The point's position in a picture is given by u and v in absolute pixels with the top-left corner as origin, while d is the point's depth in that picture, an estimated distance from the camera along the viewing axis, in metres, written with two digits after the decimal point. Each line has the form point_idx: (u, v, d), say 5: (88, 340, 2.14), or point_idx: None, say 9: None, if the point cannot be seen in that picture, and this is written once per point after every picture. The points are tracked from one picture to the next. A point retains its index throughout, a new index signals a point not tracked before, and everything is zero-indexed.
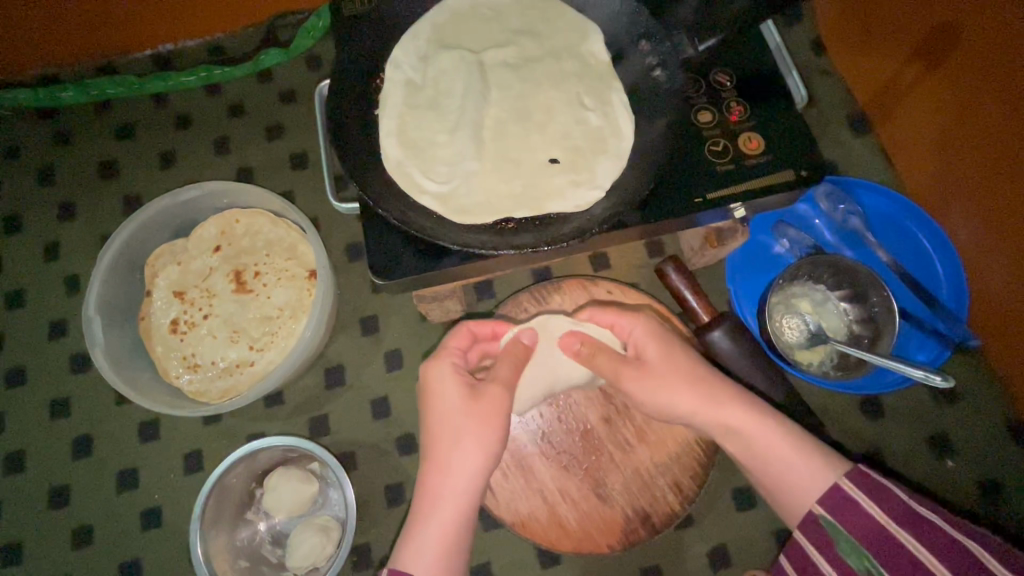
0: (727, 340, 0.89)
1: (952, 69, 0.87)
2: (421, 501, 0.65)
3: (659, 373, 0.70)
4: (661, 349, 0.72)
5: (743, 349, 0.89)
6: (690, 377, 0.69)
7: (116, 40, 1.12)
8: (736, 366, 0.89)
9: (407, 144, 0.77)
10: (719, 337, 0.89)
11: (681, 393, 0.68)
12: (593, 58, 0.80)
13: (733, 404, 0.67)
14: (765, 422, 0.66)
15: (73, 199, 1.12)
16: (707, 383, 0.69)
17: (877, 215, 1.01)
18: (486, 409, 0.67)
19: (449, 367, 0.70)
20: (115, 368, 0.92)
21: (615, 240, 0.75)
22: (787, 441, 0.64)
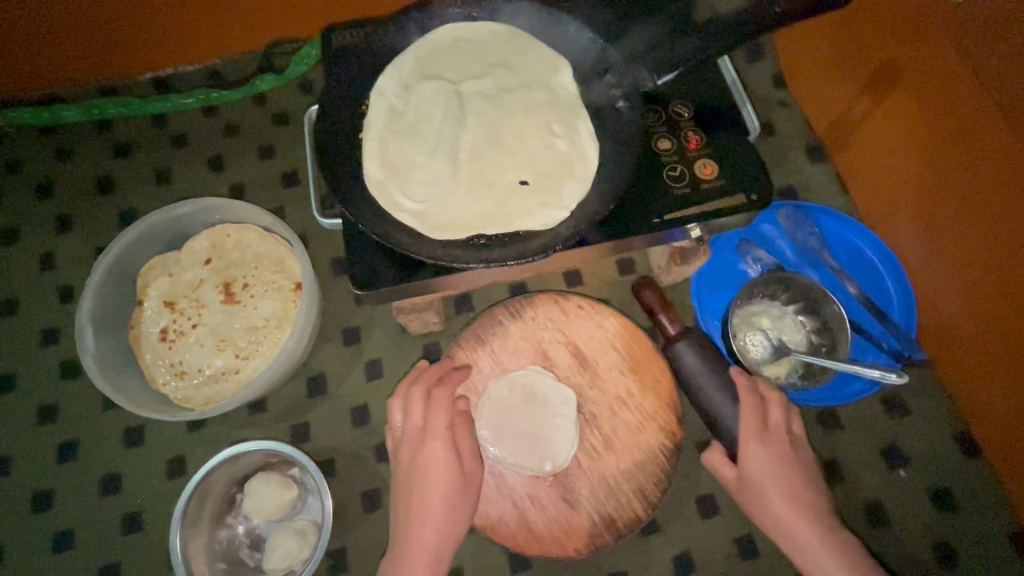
0: (688, 353, 0.92)
1: (896, 102, 0.95)
2: (410, 556, 0.78)
3: (764, 487, 0.81)
4: (778, 464, 0.82)
5: (706, 361, 0.91)
6: (783, 491, 0.80)
7: (120, 64, 1.19)
8: (699, 376, 0.91)
9: (388, 165, 0.83)
10: (682, 350, 0.92)
11: (782, 505, 0.80)
12: (562, 89, 0.87)
13: (804, 523, 0.79)
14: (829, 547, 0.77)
15: (71, 213, 1.16)
16: (803, 496, 0.81)
17: (835, 237, 1.08)
18: (468, 486, 0.82)
19: (440, 445, 0.82)
20: (104, 373, 0.96)
21: (579, 257, 0.81)
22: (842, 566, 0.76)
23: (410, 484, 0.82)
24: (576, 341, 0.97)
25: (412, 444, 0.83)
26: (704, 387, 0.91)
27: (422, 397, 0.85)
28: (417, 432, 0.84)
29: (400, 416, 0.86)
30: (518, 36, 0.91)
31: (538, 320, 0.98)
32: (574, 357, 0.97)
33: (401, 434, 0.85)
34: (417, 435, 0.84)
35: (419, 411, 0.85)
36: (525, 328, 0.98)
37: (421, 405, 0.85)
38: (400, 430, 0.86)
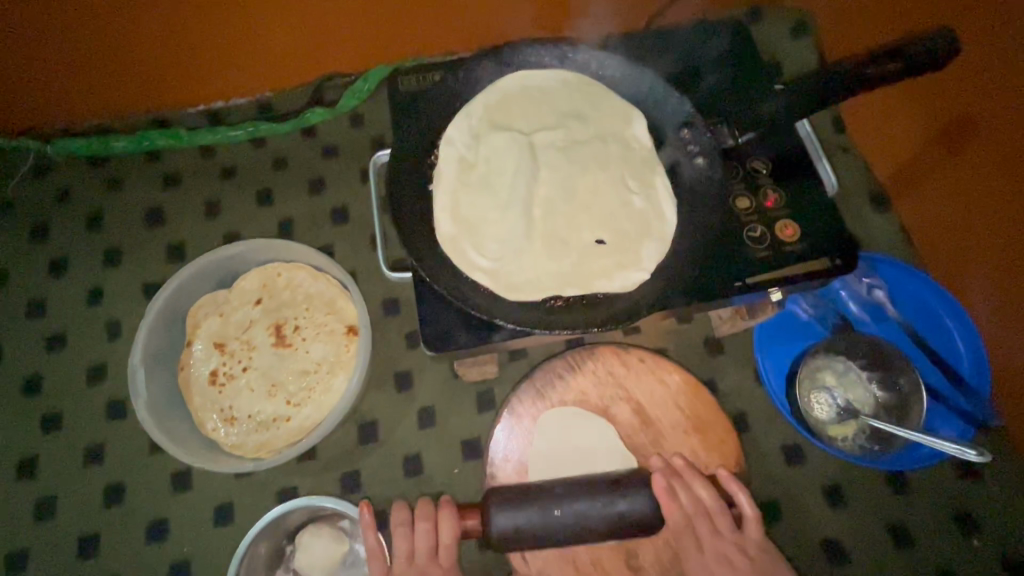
0: (510, 517, 0.77)
1: (967, 159, 0.92)
2: None
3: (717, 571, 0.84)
4: (705, 545, 0.84)
5: (524, 510, 0.78)
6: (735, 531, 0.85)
7: (170, 95, 1.17)
8: (543, 516, 0.78)
9: (460, 219, 0.81)
10: (501, 518, 0.78)
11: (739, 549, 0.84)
12: (637, 142, 0.85)
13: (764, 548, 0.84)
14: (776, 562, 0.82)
15: (119, 246, 1.15)
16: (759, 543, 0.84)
17: (901, 290, 1.04)
18: None
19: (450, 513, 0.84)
20: (156, 419, 0.94)
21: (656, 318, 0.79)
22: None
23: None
24: (637, 396, 0.95)
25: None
26: (568, 509, 0.78)
27: (425, 538, 0.86)
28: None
29: (403, 551, 0.86)
30: (591, 86, 0.88)
31: (598, 373, 0.96)
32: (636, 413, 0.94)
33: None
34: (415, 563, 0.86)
35: (423, 539, 0.86)
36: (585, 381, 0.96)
37: (427, 541, 0.86)
38: (406, 569, 0.86)
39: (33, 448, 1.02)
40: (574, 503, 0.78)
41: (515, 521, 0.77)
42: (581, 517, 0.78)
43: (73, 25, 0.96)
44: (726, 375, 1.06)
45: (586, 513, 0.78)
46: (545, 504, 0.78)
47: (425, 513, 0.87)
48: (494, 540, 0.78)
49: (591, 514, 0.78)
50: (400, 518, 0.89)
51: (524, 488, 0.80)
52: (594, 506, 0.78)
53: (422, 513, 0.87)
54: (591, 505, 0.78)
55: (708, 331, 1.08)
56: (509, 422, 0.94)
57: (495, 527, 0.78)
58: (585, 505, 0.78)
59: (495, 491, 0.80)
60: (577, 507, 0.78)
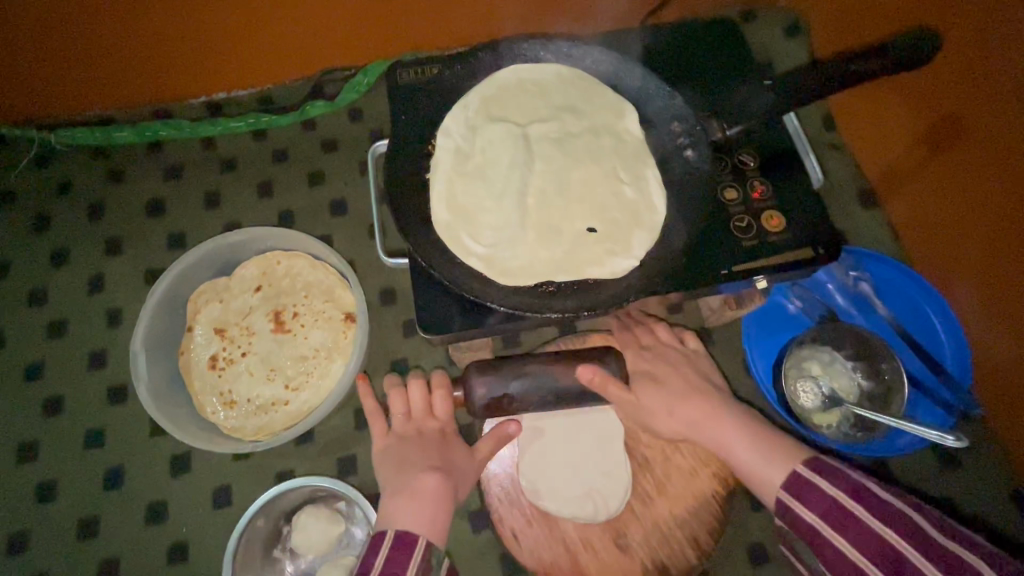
0: (486, 384, 0.86)
1: (954, 156, 0.95)
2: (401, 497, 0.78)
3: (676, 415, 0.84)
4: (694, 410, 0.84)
5: (498, 372, 0.86)
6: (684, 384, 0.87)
7: (173, 87, 1.19)
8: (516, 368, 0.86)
9: (456, 207, 0.83)
10: (481, 387, 0.86)
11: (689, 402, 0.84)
12: (628, 135, 0.87)
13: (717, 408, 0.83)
14: (734, 428, 0.81)
15: (121, 234, 1.17)
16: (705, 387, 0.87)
17: (886, 283, 1.07)
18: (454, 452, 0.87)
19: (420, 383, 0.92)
20: (157, 402, 0.96)
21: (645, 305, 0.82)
22: (748, 442, 0.79)
23: (412, 462, 0.84)
24: None
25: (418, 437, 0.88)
26: (538, 368, 0.87)
27: (419, 398, 0.91)
28: (431, 429, 0.89)
29: (400, 410, 0.91)
30: (584, 80, 0.91)
31: None
32: None
33: (409, 429, 0.89)
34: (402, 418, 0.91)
35: (420, 406, 0.91)
36: None
37: (421, 402, 0.91)
38: (405, 424, 0.90)
39: (35, 432, 1.04)
40: (541, 366, 0.87)
41: (492, 387, 0.86)
42: (550, 373, 0.86)
43: (80, 16, 0.99)
44: (715, 364, 1.08)
45: (552, 376, 0.86)
46: (518, 362, 0.88)
47: (419, 384, 0.92)
48: (477, 404, 0.86)
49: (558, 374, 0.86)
50: (395, 384, 0.94)
51: (501, 359, 0.89)
52: (561, 367, 0.87)
53: (415, 384, 0.92)
54: (556, 368, 0.87)
55: (698, 321, 1.10)
56: None
57: (476, 395, 0.86)
58: (550, 371, 0.87)
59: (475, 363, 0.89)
60: (545, 367, 0.87)
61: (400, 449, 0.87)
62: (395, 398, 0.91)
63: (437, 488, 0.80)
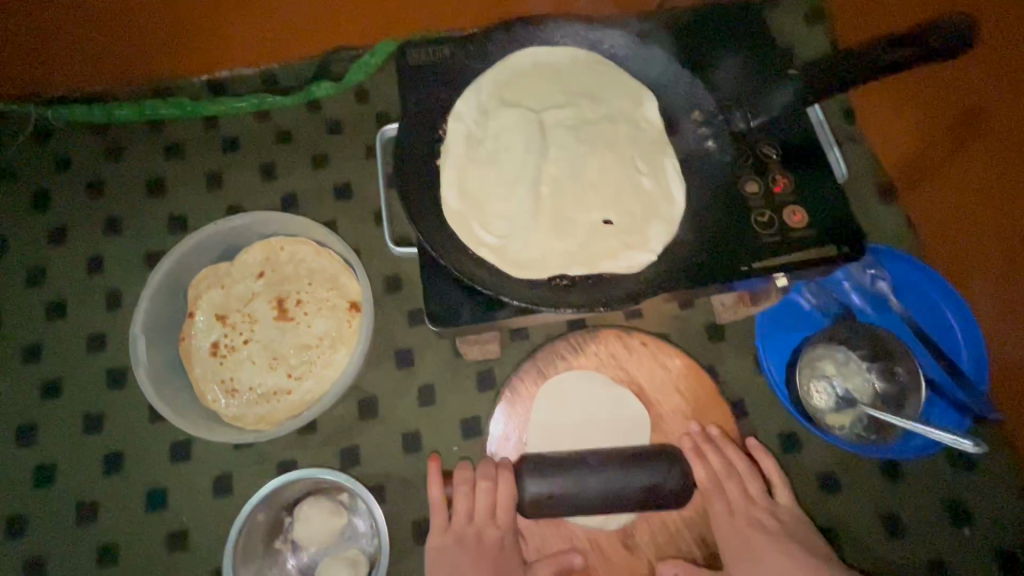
0: (540, 484, 0.81)
1: (976, 153, 0.92)
2: None
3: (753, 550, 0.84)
4: (735, 532, 0.86)
5: (557, 474, 0.82)
6: (767, 536, 0.84)
7: (174, 64, 1.15)
8: (569, 485, 0.81)
9: (467, 195, 0.81)
10: (534, 488, 0.82)
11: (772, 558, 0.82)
12: (647, 124, 0.84)
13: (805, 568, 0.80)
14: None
15: (121, 214, 1.14)
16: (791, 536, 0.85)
17: (904, 281, 1.04)
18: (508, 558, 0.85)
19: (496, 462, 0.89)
20: (157, 388, 0.94)
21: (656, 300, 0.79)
22: None
23: (465, 572, 0.83)
24: (639, 379, 0.95)
25: (478, 540, 0.86)
26: (592, 481, 0.80)
27: (486, 498, 0.86)
28: (493, 537, 0.86)
29: (466, 491, 0.88)
30: (602, 65, 0.87)
31: (600, 355, 0.97)
32: (637, 396, 0.95)
33: (468, 531, 0.86)
34: (473, 514, 0.87)
35: (484, 501, 0.86)
36: (587, 362, 0.97)
37: (485, 500, 0.86)
38: (464, 526, 0.86)
39: (33, 415, 1.02)
40: (595, 472, 0.81)
41: (543, 489, 0.81)
42: (606, 478, 0.80)
43: None
44: (726, 361, 1.06)
45: (609, 483, 0.80)
46: (575, 470, 0.81)
47: (488, 475, 0.88)
48: (527, 508, 0.82)
49: (609, 483, 0.80)
50: (461, 480, 0.89)
51: (558, 458, 0.84)
52: (619, 474, 0.80)
53: (483, 488, 0.87)
54: (612, 467, 0.81)
55: (710, 317, 1.08)
56: (511, 401, 0.95)
57: (528, 498, 0.82)
58: (608, 476, 0.80)
59: (527, 459, 0.85)
60: (602, 471, 0.81)
61: (456, 554, 0.85)
62: (457, 501, 0.88)
63: None
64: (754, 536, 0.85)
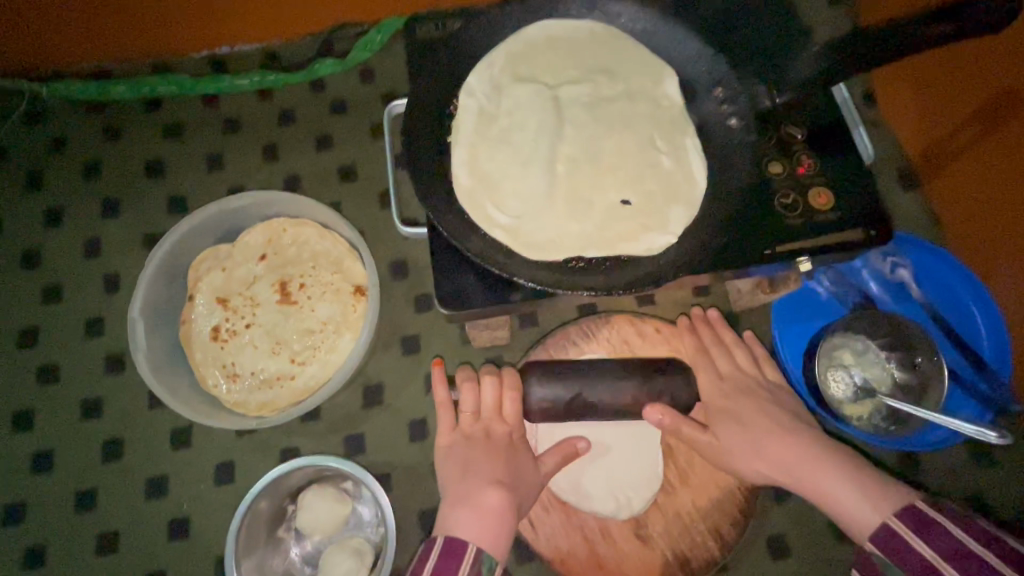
0: (547, 386, 0.82)
1: (1007, 137, 0.88)
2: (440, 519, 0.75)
3: (749, 430, 0.80)
4: (729, 410, 0.83)
5: (561, 379, 0.82)
6: (770, 428, 0.80)
7: (172, 39, 1.11)
8: (577, 388, 0.82)
9: (479, 174, 0.77)
10: (540, 391, 0.82)
11: (772, 445, 0.78)
12: (667, 101, 0.81)
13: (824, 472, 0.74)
14: (833, 475, 0.73)
15: (118, 195, 1.10)
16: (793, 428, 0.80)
17: (926, 269, 1.01)
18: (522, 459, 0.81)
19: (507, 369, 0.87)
20: (156, 373, 0.91)
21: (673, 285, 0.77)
22: (850, 486, 0.72)
23: (479, 469, 0.78)
24: None
25: (486, 438, 0.82)
26: (601, 385, 0.82)
27: (492, 394, 0.84)
28: (500, 435, 0.82)
29: (470, 408, 0.84)
30: (619, 39, 0.84)
31: (613, 342, 0.94)
32: None
33: (476, 429, 0.83)
34: (478, 416, 0.84)
35: (491, 402, 0.84)
36: (600, 349, 0.94)
37: (493, 401, 0.84)
38: (472, 424, 0.83)
39: (29, 401, 0.99)
40: (606, 376, 0.82)
41: (551, 394, 0.82)
42: (611, 384, 0.82)
43: None
44: None
45: (616, 390, 0.81)
46: (583, 372, 0.83)
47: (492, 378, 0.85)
48: (534, 414, 0.82)
49: (616, 388, 0.81)
50: (466, 376, 0.88)
51: (564, 365, 0.84)
52: (632, 383, 0.82)
53: (488, 381, 0.85)
54: (618, 377, 0.82)
55: (725, 304, 1.05)
56: None
57: (535, 399, 0.82)
58: (616, 382, 0.82)
59: (536, 365, 0.85)
60: (608, 376, 0.82)
61: (465, 453, 0.81)
62: (464, 395, 0.85)
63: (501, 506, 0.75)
64: (748, 406, 0.83)
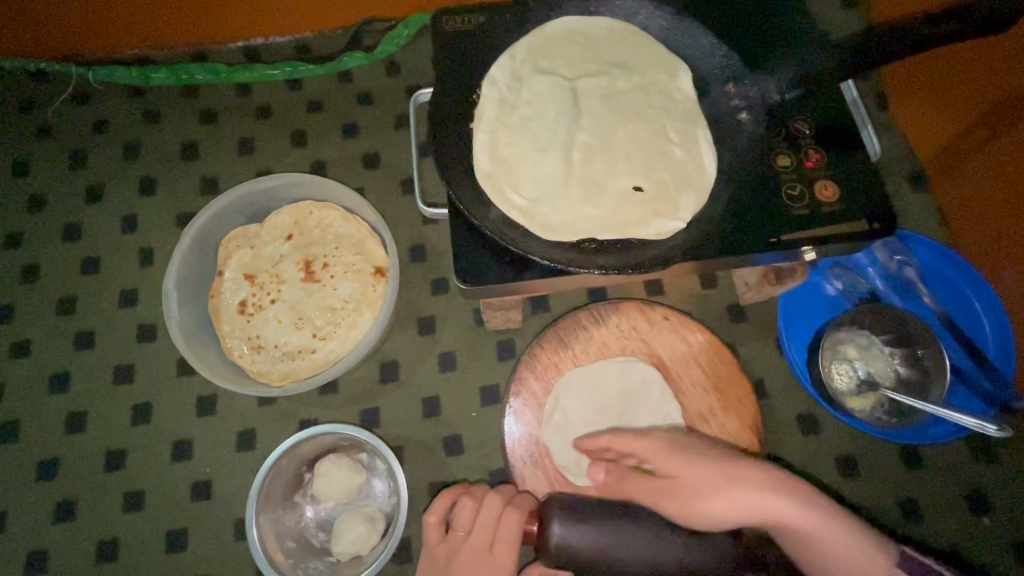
0: (570, 528, 0.70)
1: (1015, 140, 0.89)
2: None
3: (707, 491, 0.66)
4: (717, 478, 0.66)
5: (591, 526, 0.69)
6: (726, 475, 0.66)
7: (211, 30, 1.18)
8: (606, 544, 0.69)
9: (498, 157, 0.81)
10: (562, 530, 0.70)
11: (738, 507, 0.64)
12: (680, 95, 0.84)
13: (806, 514, 0.65)
14: (822, 518, 0.66)
15: (155, 175, 1.16)
16: (762, 481, 0.66)
17: (931, 268, 1.03)
18: None
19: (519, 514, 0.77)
20: (187, 341, 0.96)
21: (673, 272, 0.80)
22: (843, 539, 0.67)
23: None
24: (659, 353, 0.95)
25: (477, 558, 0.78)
26: (634, 544, 0.68)
27: (490, 521, 0.78)
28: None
29: (465, 522, 0.80)
30: (638, 36, 0.88)
31: (622, 328, 0.96)
32: (657, 369, 0.94)
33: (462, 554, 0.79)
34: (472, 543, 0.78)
35: (486, 531, 0.78)
36: (609, 335, 0.96)
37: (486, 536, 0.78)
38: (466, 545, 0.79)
39: (65, 364, 1.05)
40: (637, 527, 0.69)
41: (573, 536, 0.69)
42: (647, 543, 0.68)
43: None
44: (746, 342, 1.06)
45: (651, 551, 0.68)
46: (618, 524, 0.69)
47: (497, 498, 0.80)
48: (551, 553, 0.70)
49: (651, 553, 0.68)
50: (472, 492, 0.82)
51: (591, 501, 0.73)
52: (671, 543, 0.68)
53: (492, 499, 0.80)
54: (657, 537, 0.68)
55: (732, 297, 1.08)
56: (531, 369, 0.95)
57: (553, 538, 0.70)
58: (654, 543, 0.68)
59: (557, 500, 0.74)
60: (645, 533, 0.68)
61: None
62: (461, 512, 0.80)
63: None
64: (685, 460, 0.69)
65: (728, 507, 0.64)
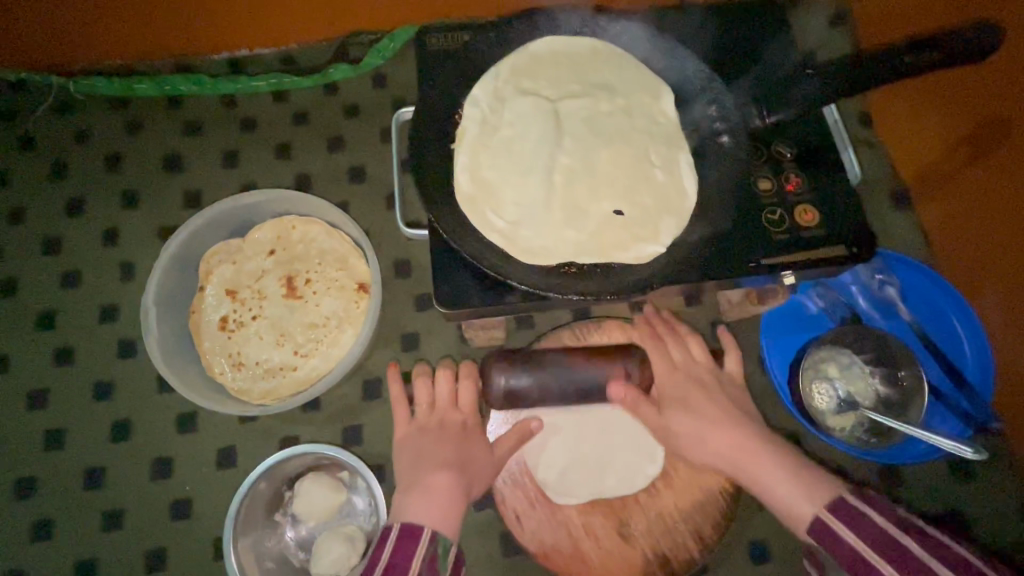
0: (507, 377, 0.86)
1: (994, 166, 0.90)
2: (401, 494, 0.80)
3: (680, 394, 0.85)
4: (710, 416, 0.82)
5: (523, 370, 0.87)
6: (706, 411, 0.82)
7: (194, 41, 1.16)
8: (538, 382, 0.86)
9: (479, 180, 0.81)
10: (500, 378, 0.86)
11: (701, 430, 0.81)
12: (663, 118, 0.84)
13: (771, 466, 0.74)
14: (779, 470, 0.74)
15: (138, 188, 1.15)
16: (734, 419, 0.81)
17: (913, 287, 1.03)
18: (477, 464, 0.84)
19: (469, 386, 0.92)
20: (166, 359, 0.95)
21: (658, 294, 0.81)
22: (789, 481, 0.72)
23: (431, 457, 0.82)
24: None
25: (440, 429, 0.87)
26: (562, 378, 0.86)
27: (445, 389, 0.91)
28: (455, 422, 0.88)
29: (425, 400, 0.91)
30: (621, 57, 0.88)
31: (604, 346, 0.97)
32: None
33: (432, 421, 0.88)
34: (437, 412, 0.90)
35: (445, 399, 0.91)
36: None
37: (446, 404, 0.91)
38: (428, 416, 0.89)
39: (44, 381, 1.04)
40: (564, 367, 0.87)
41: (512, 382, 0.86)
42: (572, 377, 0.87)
43: None
44: None
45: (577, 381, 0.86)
46: (549, 367, 0.87)
47: (447, 375, 0.92)
48: (494, 398, 0.87)
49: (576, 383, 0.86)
50: (421, 373, 0.94)
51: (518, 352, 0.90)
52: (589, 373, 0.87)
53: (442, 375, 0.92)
54: (579, 370, 0.87)
55: (716, 314, 1.08)
56: None
57: (495, 387, 0.86)
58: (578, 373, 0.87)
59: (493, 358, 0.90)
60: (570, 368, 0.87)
61: (420, 442, 0.86)
62: (419, 388, 0.92)
63: (450, 484, 0.79)
64: (694, 391, 0.84)
65: (689, 417, 0.82)
